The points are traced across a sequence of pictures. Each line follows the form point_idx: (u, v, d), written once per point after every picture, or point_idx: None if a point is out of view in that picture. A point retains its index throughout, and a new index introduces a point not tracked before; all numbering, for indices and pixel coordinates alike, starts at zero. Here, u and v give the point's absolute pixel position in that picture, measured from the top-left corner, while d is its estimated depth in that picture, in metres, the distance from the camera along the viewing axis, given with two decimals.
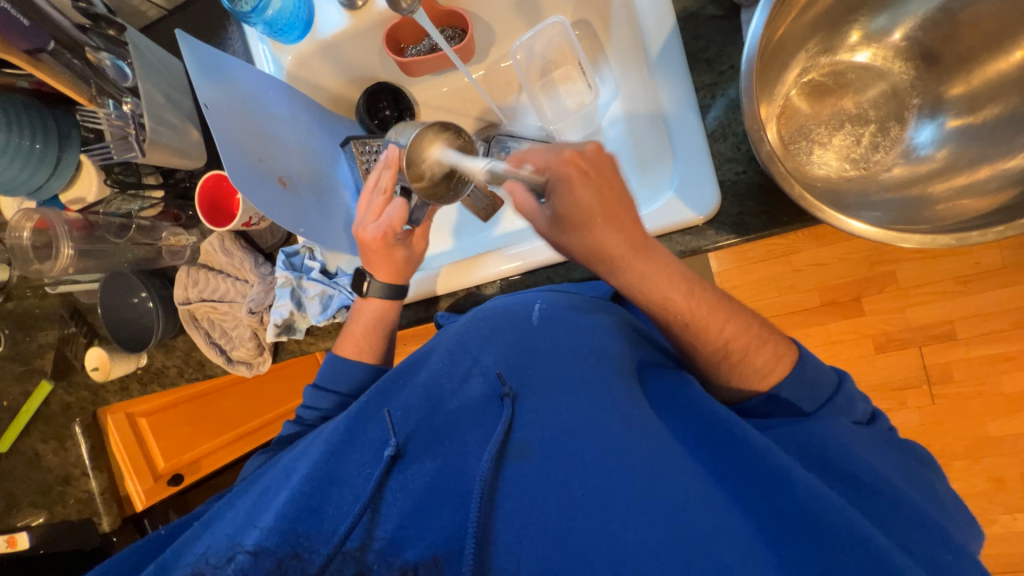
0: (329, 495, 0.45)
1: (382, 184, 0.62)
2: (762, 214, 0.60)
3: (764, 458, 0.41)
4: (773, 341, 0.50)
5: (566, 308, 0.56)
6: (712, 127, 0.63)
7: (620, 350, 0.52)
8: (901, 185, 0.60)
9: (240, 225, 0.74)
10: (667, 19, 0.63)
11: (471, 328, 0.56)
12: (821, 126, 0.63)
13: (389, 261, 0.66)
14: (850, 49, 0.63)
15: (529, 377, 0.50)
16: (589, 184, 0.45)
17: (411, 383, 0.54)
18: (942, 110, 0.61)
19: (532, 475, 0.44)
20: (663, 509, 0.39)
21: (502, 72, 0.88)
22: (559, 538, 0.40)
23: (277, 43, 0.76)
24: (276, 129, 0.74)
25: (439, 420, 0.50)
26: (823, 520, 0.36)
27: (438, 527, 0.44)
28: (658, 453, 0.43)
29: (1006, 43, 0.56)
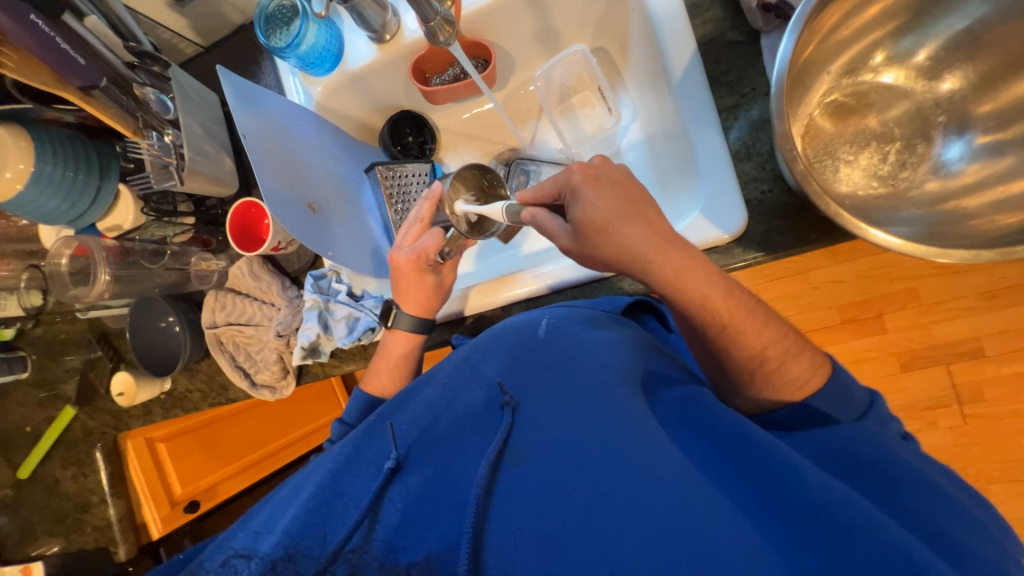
0: (333, 507, 0.44)
1: (421, 214, 0.68)
2: (790, 232, 0.61)
3: (772, 456, 0.38)
4: (808, 353, 0.48)
5: (571, 323, 0.55)
6: (736, 147, 0.64)
7: (626, 359, 0.50)
8: (932, 201, 0.60)
9: (269, 249, 0.76)
10: (688, 44, 0.64)
11: (478, 345, 0.56)
12: (846, 145, 0.63)
13: (421, 287, 0.67)
14: (875, 69, 0.64)
15: (533, 386, 0.48)
16: (597, 188, 0.48)
17: (416, 399, 0.53)
18: (970, 126, 0.62)
19: (532, 479, 0.41)
20: (664, 510, 0.37)
21: (522, 98, 0.90)
22: (556, 540, 0.38)
23: (308, 76, 0.80)
24: (306, 157, 0.76)
25: (442, 431, 0.48)
26: (836, 519, 0.34)
27: (437, 532, 0.42)
28: (662, 454, 0.40)
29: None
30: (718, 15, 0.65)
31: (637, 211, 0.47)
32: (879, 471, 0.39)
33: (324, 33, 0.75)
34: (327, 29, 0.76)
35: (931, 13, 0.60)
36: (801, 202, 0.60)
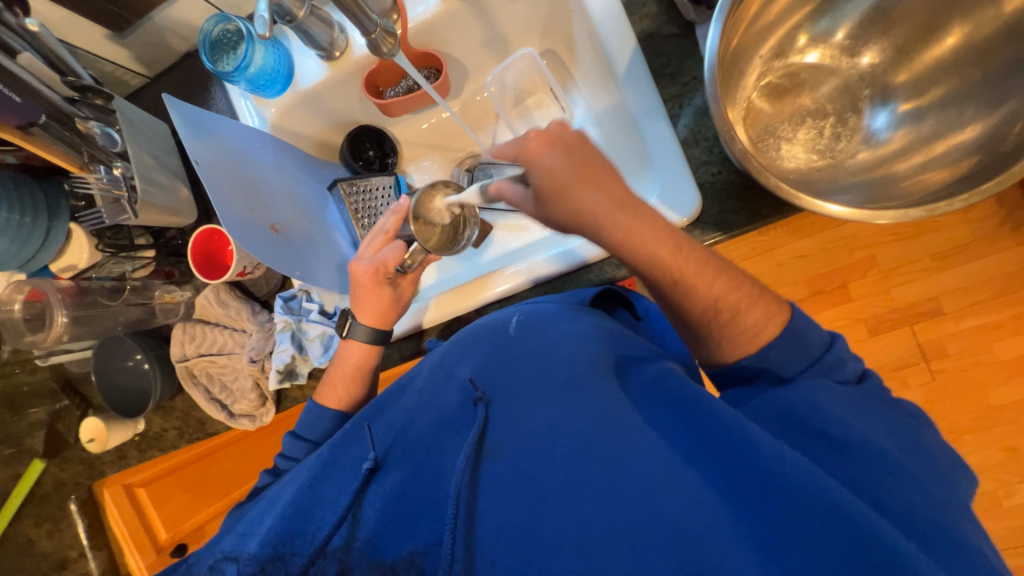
0: (318, 503, 0.47)
1: (386, 227, 0.68)
2: (742, 210, 0.64)
3: (732, 430, 0.38)
4: (764, 301, 0.47)
5: (541, 317, 0.55)
6: (684, 135, 0.66)
7: (596, 349, 0.50)
8: (867, 169, 0.63)
9: (235, 275, 0.74)
10: (628, 41, 0.67)
11: (451, 348, 0.55)
12: (784, 123, 0.67)
13: (378, 298, 0.67)
14: (801, 50, 0.68)
15: (502, 380, 0.49)
16: (556, 154, 0.46)
17: (396, 401, 0.52)
18: (893, 96, 0.66)
19: (507, 473, 0.43)
20: (633, 492, 0.38)
21: (478, 104, 0.91)
22: (533, 529, 0.40)
23: (260, 98, 0.79)
24: (264, 179, 0.76)
25: (418, 433, 0.48)
26: (796, 492, 0.34)
27: (420, 532, 0.43)
28: (630, 438, 0.41)
29: (937, 33, 0.62)
30: (653, 11, 0.68)
31: (593, 176, 0.46)
32: (837, 431, 0.40)
33: (272, 55, 0.75)
34: (274, 51, 0.75)
35: None
36: (748, 181, 0.63)
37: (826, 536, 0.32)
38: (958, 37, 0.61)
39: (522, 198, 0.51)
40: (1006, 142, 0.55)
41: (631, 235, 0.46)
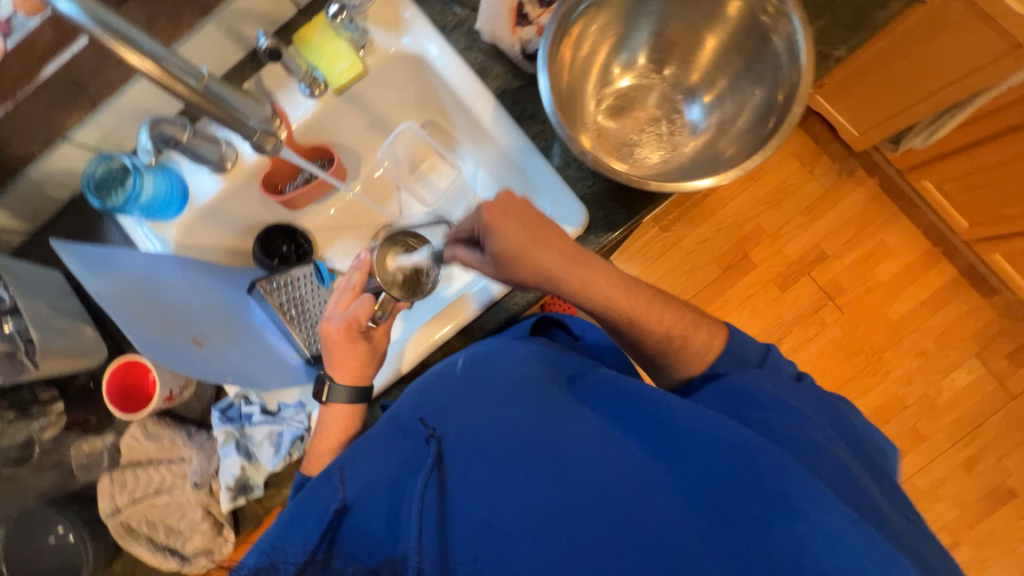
0: (284, 549, 0.46)
1: (353, 282, 0.73)
2: (621, 209, 0.74)
3: (659, 410, 0.49)
4: (705, 326, 0.61)
5: (484, 353, 0.62)
6: (558, 161, 0.77)
7: (537, 369, 0.58)
8: (704, 152, 0.72)
9: (161, 401, 0.71)
10: (488, 99, 0.77)
11: (408, 395, 0.59)
12: (629, 134, 0.76)
13: (355, 355, 0.68)
14: (618, 77, 0.76)
15: (455, 412, 0.54)
16: (509, 222, 0.56)
17: (358, 459, 0.53)
18: (698, 91, 0.75)
19: (467, 489, 0.47)
20: (581, 473, 0.45)
21: (377, 180, 0.99)
22: (495, 531, 0.44)
23: (156, 222, 0.80)
24: (176, 298, 0.75)
25: (380, 479, 0.51)
26: (720, 453, 0.44)
27: (382, 553, 0.46)
28: (576, 433, 0.49)
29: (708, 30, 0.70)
30: (501, 70, 0.79)
31: (545, 238, 0.56)
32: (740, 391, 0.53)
33: (163, 180, 0.77)
34: (164, 176, 0.78)
35: None
36: (618, 186, 0.75)
37: (731, 468, 0.43)
38: None
39: (481, 261, 0.60)
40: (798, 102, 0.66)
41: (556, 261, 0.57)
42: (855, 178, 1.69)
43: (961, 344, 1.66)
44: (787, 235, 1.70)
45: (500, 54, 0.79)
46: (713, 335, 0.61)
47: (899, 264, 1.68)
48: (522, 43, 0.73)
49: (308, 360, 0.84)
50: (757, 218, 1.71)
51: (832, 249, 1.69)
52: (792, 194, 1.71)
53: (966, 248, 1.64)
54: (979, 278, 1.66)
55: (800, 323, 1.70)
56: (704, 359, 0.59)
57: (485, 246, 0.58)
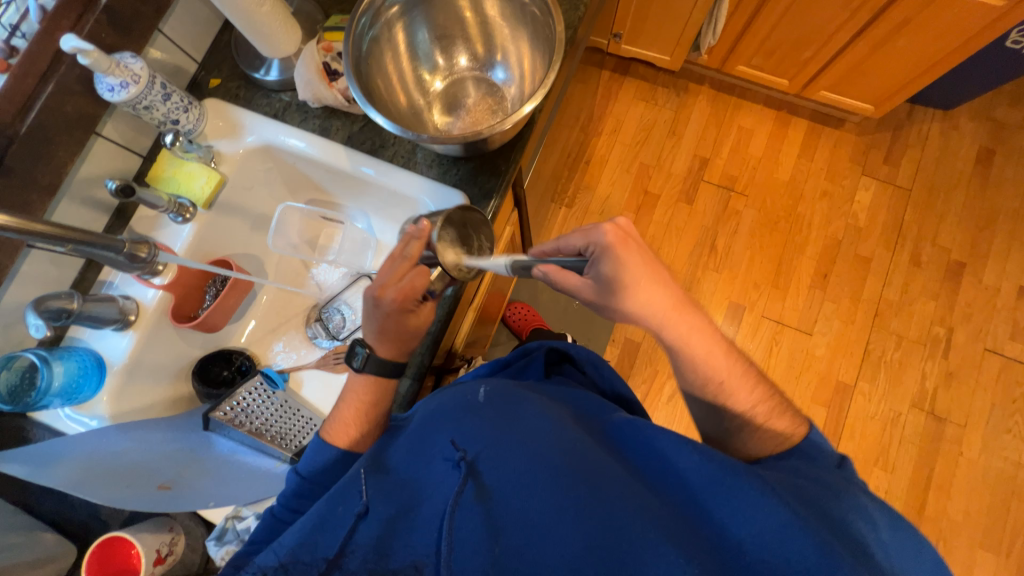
0: (318, 539, 0.54)
1: (409, 251, 0.67)
2: (491, 175, 0.84)
3: (665, 453, 0.55)
4: (789, 416, 0.65)
5: (503, 390, 0.69)
6: (424, 166, 0.86)
7: (558, 409, 0.66)
8: (525, 99, 0.81)
9: (152, 564, 0.70)
10: (341, 151, 0.86)
11: (433, 421, 0.66)
12: (467, 118, 0.84)
13: (396, 329, 0.69)
14: (432, 84, 0.84)
15: (483, 442, 0.60)
16: (628, 250, 0.66)
17: (389, 478, 0.61)
18: (492, 59, 0.84)
19: (495, 508, 0.55)
20: (595, 490, 0.53)
21: (289, 269, 1.02)
22: (518, 547, 0.51)
23: (81, 403, 0.78)
24: (132, 458, 0.73)
25: (420, 505, 0.57)
26: (739, 486, 0.49)
27: (412, 546, 0.54)
28: (594, 459, 0.56)
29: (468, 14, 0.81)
30: (340, 124, 0.88)
31: (656, 276, 0.68)
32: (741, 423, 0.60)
33: (73, 359, 0.77)
34: (73, 355, 0.77)
35: None
36: (479, 160, 0.85)
37: (720, 496, 0.49)
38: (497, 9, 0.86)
39: (580, 283, 0.68)
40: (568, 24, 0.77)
41: (635, 280, 0.66)
42: (692, 91, 1.93)
43: (848, 172, 1.86)
44: (668, 159, 1.89)
45: (332, 112, 0.88)
46: (796, 425, 0.64)
47: (764, 137, 1.90)
48: (342, 91, 0.83)
49: (292, 462, 0.82)
50: (638, 157, 1.89)
51: (709, 151, 1.89)
52: (653, 127, 1.91)
53: (800, 99, 1.89)
54: (826, 118, 1.91)
55: (720, 222, 1.84)
56: (776, 445, 0.62)
57: (593, 265, 0.67)
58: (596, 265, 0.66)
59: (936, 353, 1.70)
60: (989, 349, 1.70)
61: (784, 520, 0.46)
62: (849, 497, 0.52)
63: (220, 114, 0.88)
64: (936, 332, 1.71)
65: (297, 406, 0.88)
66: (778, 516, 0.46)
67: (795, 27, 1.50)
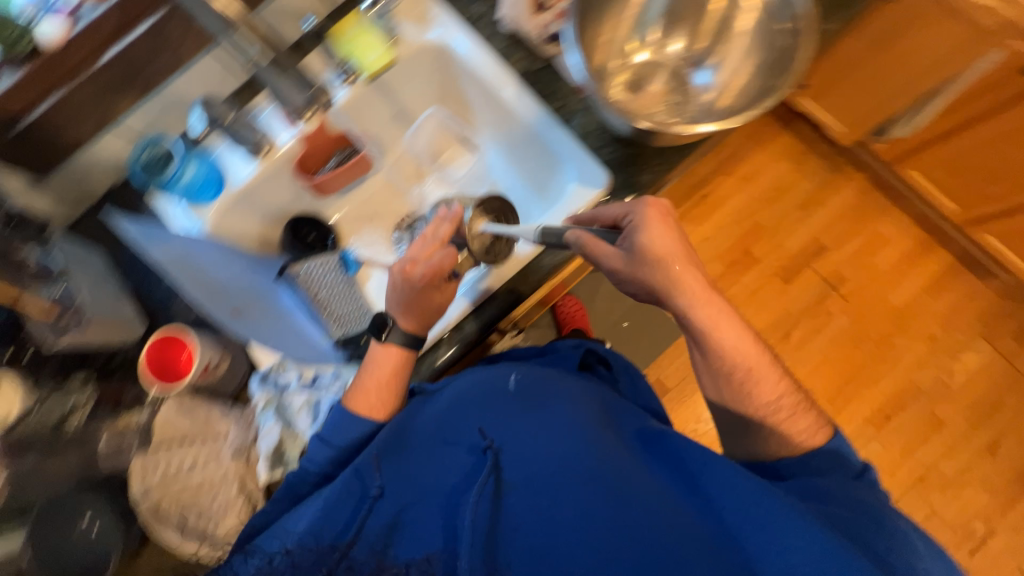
0: (336, 522, 0.58)
1: (440, 232, 0.71)
2: (642, 171, 0.78)
3: (700, 470, 0.55)
4: (814, 415, 0.65)
5: (537, 377, 0.69)
6: (578, 132, 0.81)
7: (590, 406, 0.65)
8: (714, 111, 0.76)
9: (199, 371, 0.72)
10: (512, 82, 0.84)
11: (460, 401, 0.66)
12: (646, 104, 0.79)
13: (423, 304, 0.67)
14: (631, 53, 0.80)
15: (506, 433, 0.62)
16: (664, 227, 0.62)
17: (409, 449, 0.64)
18: (701, 57, 0.79)
19: (518, 502, 0.56)
20: (623, 506, 0.52)
21: (404, 166, 1.03)
22: (543, 546, 0.53)
23: (194, 206, 0.83)
24: (217, 275, 0.77)
25: (440, 486, 0.61)
26: (773, 514, 0.48)
27: (428, 539, 0.57)
28: (621, 467, 0.56)
29: (705, 6, 0.77)
30: (521, 56, 0.85)
31: (691, 262, 0.63)
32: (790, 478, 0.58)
33: (205, 164, 0.81)
34: (205, 161, 0.81)
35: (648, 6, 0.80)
36: (637, 150, 0.79)
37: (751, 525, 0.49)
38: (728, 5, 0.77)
39: (613, 254, 0.62)
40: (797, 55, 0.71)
41: (671, 257, 0.62)
42: (845, 174, 1.78)
43: (964, 328, 1.69)
44: (786, 230, 1.76)
45: (518, 42, 0.86)
46: (821, 426, 0.65)
47: (895, 253, 1.74)
48: (542, 25, 0.81)
49: (337, 343, 0.81)
50: (756, 216, 1.77)
51: (831, 242, 1.75)
52: (786, 192, 1.78)
53: (956, 232, 1.70)
54: (972, 262, 1.72)
55: (807, 315, 1.72)
56: (803, 440, 0.63)
57: (625, 240, 0.62)
58: (629, 237, 0.62)
59: (962, 546, 1.56)
60: (1019, 570, 1.55)
61: (824, 546, 0.45)
62: (888, 531, 0.53)
63: (415, 2, 0.87)
64: (972, 527, 1.57)
65: (358, 292, 0.89)
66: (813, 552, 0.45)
67: (999, 160, 1.34)
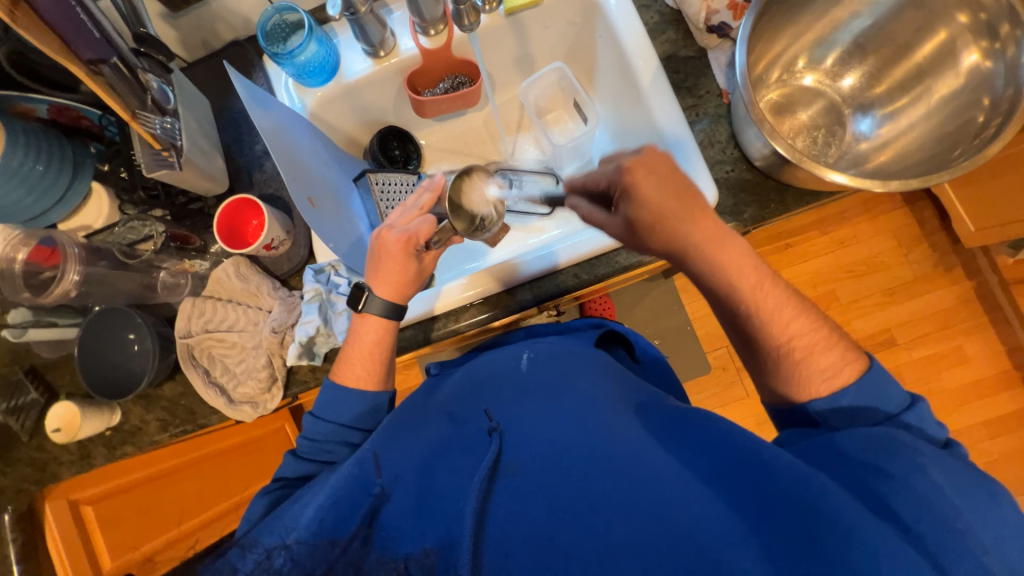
0: (326, 519, 0.48)
1: (421, 202, 0.68)
2: (752, 203, 0.71)
3: (740, 450, 0.48)
4: (840, 347, 0.54)
5: (549, 356, 0.68)
6: (700, 138, 0.74)
7: (604, 385, 0.61)
8: (861, 163, 0.70)
9: (261, 246, 0.73)
10: (653, 59, 0.77)
11: (472, 384, 0.66)
12: (787, 130, 0.74)
13: (401, 272, 0.66)
14: (798, 73, 0.75)
15: (513, 413, 0.58)
16: (651, 184, 0.55)
17: (416, 433, 0.59)
18: (872, 106, 0.72)
19: (523, 482, 0.50)
20: (641, 497, 0.46)
21: (507, 113, 1.00)
22: (550, 537, 0.46)
23: (301, 85, 0.83)
24: (304, 158, 0.77)
25: (439, 460, 0.55)
26: (793, 477, 0.44)
27: (435, 531, 0.49)
28: (638, 450, 0.51)
29: (906, 56, 0.70)
30: (672, 37, 0.78)
31: (693, 213, 0.55)
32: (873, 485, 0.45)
33: (324, 48, 0.80)
34: (326, 44, 0.80)
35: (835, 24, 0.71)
36: (760, 177, 0.71)
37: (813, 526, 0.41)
38: (929, 53, 0.68)
39: (607, 219, 0.60)
40: (988, 130, 0.60)
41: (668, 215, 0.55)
42: (949, 275, 1.58)
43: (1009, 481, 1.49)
44: (859, 309, 1.60)
45: (675, 20, 0.78)
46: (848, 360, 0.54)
47: (967, 376, 1.56)
48: (708, 13, 0.71)
49: None
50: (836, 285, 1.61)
51: (903, 337, 1.58)
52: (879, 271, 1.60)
53: None
54: None
55: None
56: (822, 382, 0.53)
57: (617, 207, 0.58)
58: (618, 202, 0.57)
59: None
60: None
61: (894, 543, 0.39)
62: (905, 454, 0.45)
63: None
64: None
65: None
66: (828, 527, 0.41)
67: None
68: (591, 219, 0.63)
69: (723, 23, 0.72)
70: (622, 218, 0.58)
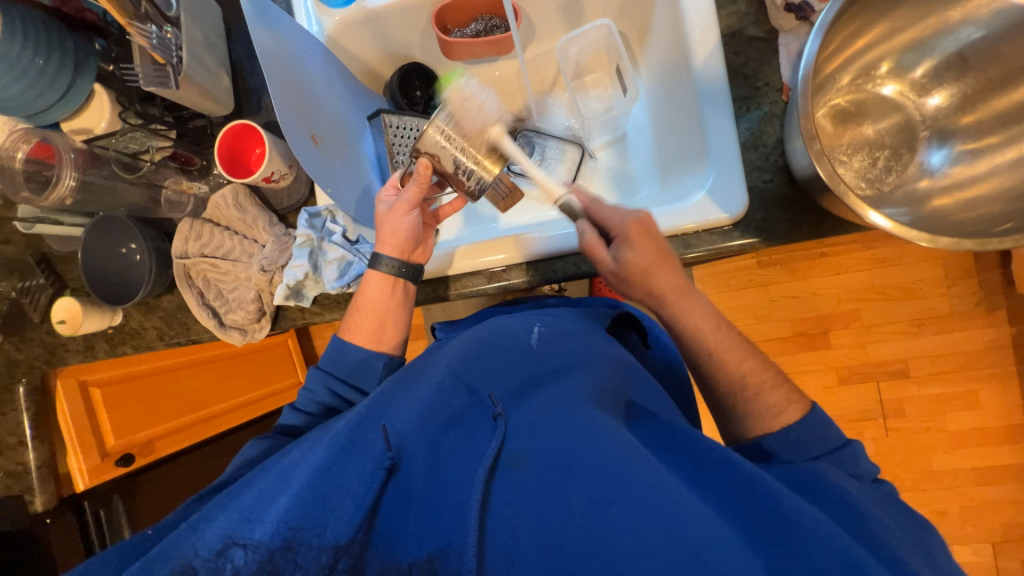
0: (330, 503, 0.45)
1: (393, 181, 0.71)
2: (784, 221, 0.64)
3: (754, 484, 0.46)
4: (788, 391, 0.62)
5: (562, 333, 0.61)
6: (745, 137, 0.66)
7: (613, 378, 0.57)
8: (915, 201, 0.64)
9: (260, 179, 0.70)
10: (712, 33, 0.66)
11: (472, 343, 0.58)
12: (843, 147, 0.66)
13: (393, 231, 0.67)
14: (880, 79, 0.69)
15: (520, 397, 0.53)
16: (645, 240, 0.62)
17: (412, 393, 0.52)
18: (951, 138, 0.66)
19: (531, 482, 0.46)
20: (654, 514, 0.43)
21: (542, 67, 0.90)
22: (558, 542, 0.43)
23: (322, 5, 0.76)
24: (313, 88, 0.72)
25: (433, 432, 0.50)
26: (800, 528, 0.43)
27: (439, 531, 0.46)
28: (647, 463, 0.46)
29: (1007, 88, 0.62)
30: (742, 9, 0.67)
31: (665, 268, 0.63)
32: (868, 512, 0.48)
33: None
34: None
35: (939, 30, 0.63)
36: (800, 196, 0.64)
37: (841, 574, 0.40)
38: None
39: (605, 258, 0.63)
40: None
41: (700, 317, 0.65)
42: (988, 316, 1.44)
43: (984, 528, 1.46)
44: (880, 335, 1.49)
45: None
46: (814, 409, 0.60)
47: (975, 422, 1.46)
48: None
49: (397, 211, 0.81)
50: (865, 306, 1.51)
51: (917, 371, 1.48)
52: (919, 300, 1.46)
53: None
54: None
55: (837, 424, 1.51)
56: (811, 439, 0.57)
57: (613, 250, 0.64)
58: (617, 249, 0.63)
59: None
60: None
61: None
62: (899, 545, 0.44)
63: None
64: None
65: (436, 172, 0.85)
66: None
67: None
68: (589, 250, 0.64)
69: (806, 3, 0.63)
70: (608, 263, 0.64)
